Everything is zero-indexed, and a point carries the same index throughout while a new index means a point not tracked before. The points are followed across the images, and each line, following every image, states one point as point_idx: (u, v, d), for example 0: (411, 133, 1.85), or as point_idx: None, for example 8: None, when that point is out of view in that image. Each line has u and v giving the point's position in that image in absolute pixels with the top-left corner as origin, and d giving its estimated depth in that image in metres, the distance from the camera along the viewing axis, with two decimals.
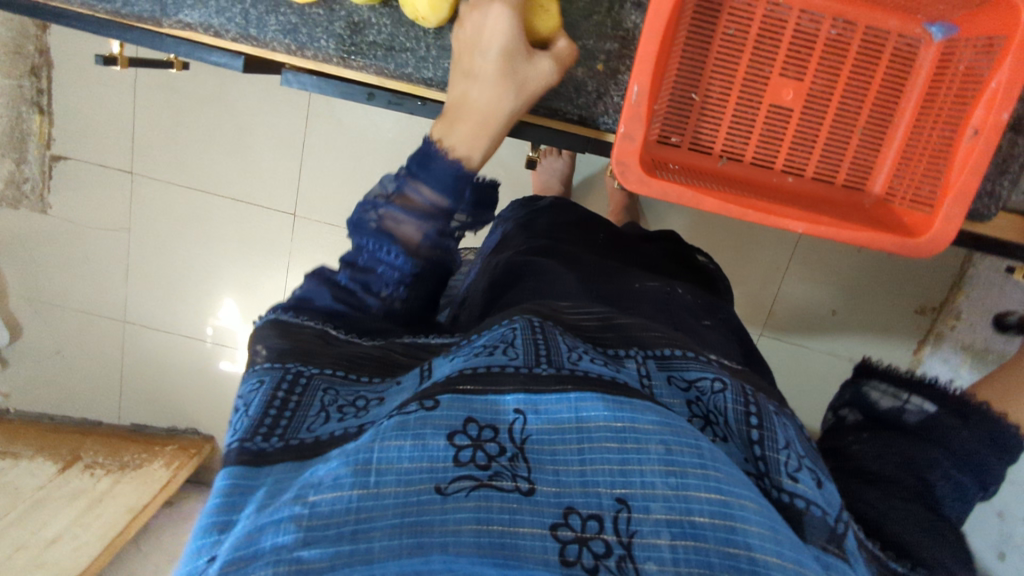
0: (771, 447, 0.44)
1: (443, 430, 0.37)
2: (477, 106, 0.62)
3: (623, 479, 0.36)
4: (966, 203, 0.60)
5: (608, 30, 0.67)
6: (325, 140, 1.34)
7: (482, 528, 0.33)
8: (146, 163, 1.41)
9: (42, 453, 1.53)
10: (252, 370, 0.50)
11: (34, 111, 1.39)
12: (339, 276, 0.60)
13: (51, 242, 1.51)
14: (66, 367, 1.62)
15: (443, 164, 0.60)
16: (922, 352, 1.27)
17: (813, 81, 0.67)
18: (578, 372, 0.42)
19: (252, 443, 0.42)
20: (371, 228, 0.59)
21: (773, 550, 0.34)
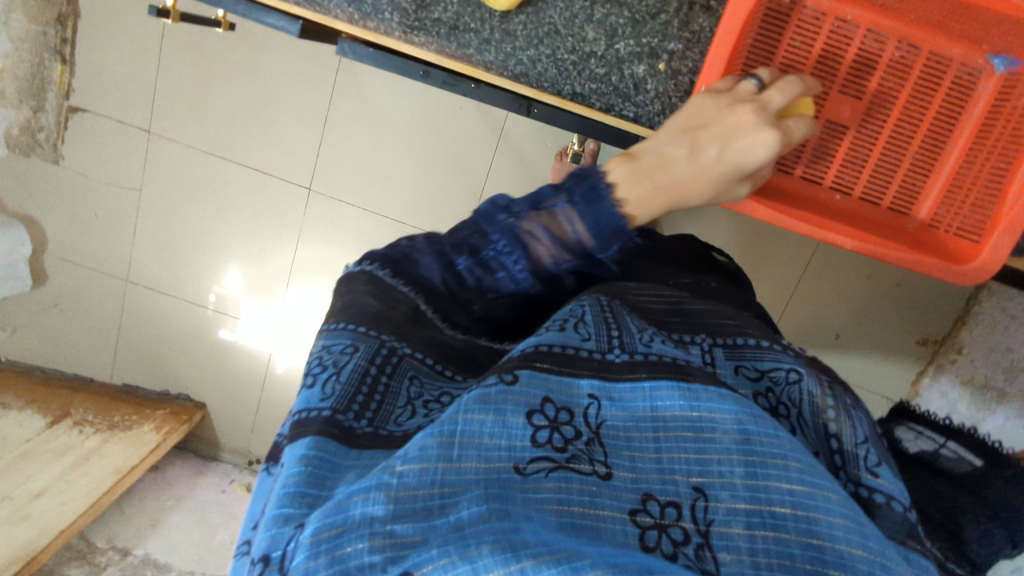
0: (849, 442, 0.44)
1: (522, 408, 0.38)
2: (673, 182, 0.58)
3: (699, 468, 0.37)
4: (1016, 235, 0.61)
5: (674, 30, 0.67)
6: (349, 119, 1.32)
7: (563, 508, 0.34)
8: (166, 123, 1.39)
9: (31, 405, 1.52)
10: (343, 327, 0.50)
11: (56, 60, 1.37)
12: (453, 257, 0.55)
13: (59, 194, 1.49)
14: (64, 321, 1.60)
15: (608, 212, 0.56)
16: (920, 385, 1.28)
17: (871, 101, 0.68)
18: (651, 356, 0.43)
19: (343, 417, 0.43)
20: (509, 229, 0.55)
21: (857, 541, 0.34)
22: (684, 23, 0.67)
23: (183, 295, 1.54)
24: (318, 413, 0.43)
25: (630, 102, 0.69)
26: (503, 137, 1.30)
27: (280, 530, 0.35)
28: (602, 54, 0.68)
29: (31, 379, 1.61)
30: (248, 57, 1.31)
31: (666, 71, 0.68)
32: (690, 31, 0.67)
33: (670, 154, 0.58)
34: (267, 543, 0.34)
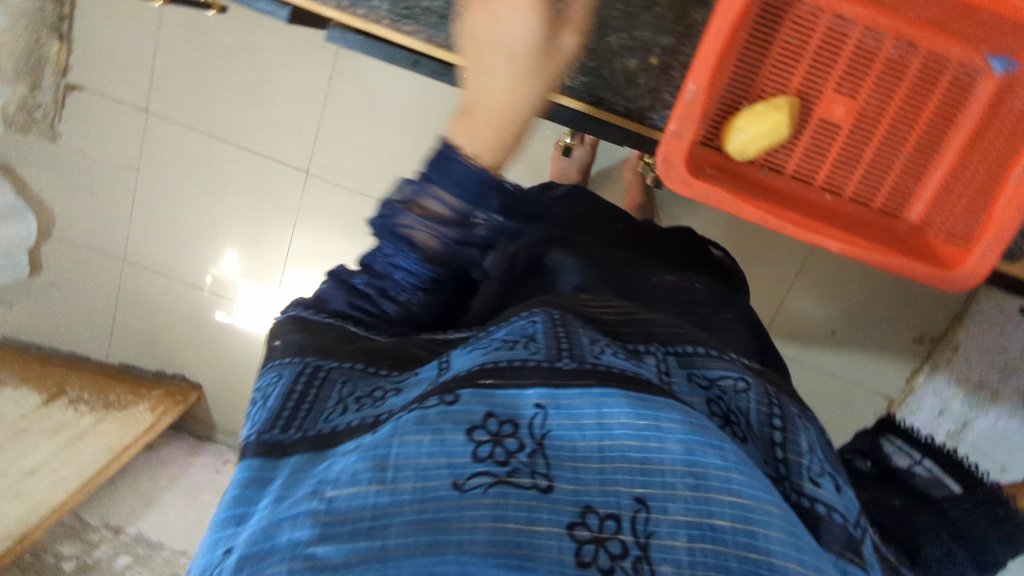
0: (793, 450, 0.45)
1: (462, 426, 0.40)
2: (497, 102, 0.58)
3: (642, 479, 0.39)
4: (1005, 241, 0.61)
5: (667, 24, 0.67)
6: (348, 103, 1.31)
7: (498, 525, 0.36)
8: (164, 104, 1.38)
9: (26, 382, 1.56)
10: (272, 365, 0.54)
11: (54, 38, 1.34)
12: (357, 280, 0.61)
13: (57, 172, 1.49)
14: (59, 300, 1.61)
15: (462, 167, 0.55)
16: (915, 379, 1.26)
17: (866, 100, 0.67)
18: (601, 366, 0.46)
19: (270, 435, 0.46)
20: (386, 231, 0.56)
21: (792, 556, 0.37)
22: (677, 18, 0.66)
23: (180, 277, 1.53)
24: (248, 440, 0.47)
25: (621, 96, 0.69)
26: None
27: (212, 554, 0.39)
28: (593, 48, 0.67)
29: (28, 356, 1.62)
30: (244, 39, 1.29)
31: (657, 66, 0.67)
32: (683, 26, 0.66)
33: (480, 91, 0.58)
34: (205, 563, 0.38)
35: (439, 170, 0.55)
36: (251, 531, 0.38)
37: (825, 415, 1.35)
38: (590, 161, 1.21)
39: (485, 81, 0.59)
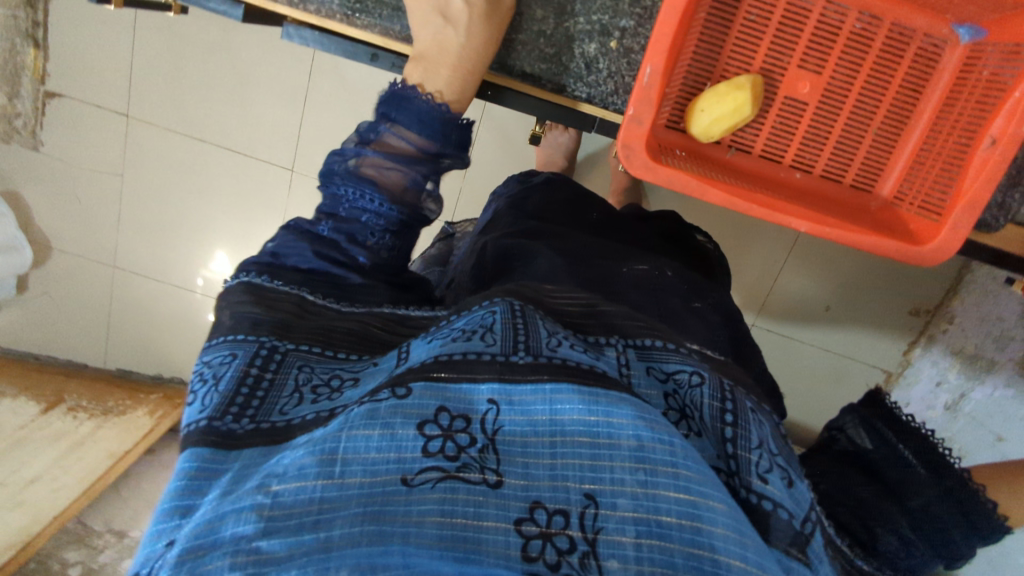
0: (743, 446, 0.44)
1: (413, 420, 0.40)
2: (455, 48, 0.63)
3: (592, 475, 0.39)
4: (976, 213, 0.59)
5: (624, 5, 0.65)
6: (328, 97, 1.30)
7: (445, 520, 0.36)
8: (143, 107, 1.37)
9: (25, 393, 1.50)
10: (222, 339, 0.51)
11: (29, 44, 1.32)
12: (320, 229, 0.61)
13: (41, 181, 1.47)
14: (51, 309, 1.61)
15: (420, 104, 0.62)
16: (912, 353, 1.26)
17: (832, 75, 0.66)
18: (555, 359, 0.45)
19: (221, 423, 0.44)
20: (350, 174, 0.60)
21: (737, 552, 0.36)
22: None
23: (172, 280, 1.53)
24: (195, 425, 0.44)
25: (582, 82, 0.68)
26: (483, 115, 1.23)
27: (153, 546, 0.37)
28: (550, 34, 0.66)
29: (25, 364, 1.60)
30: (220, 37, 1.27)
31: (617, 49, 0.66)
32: (641, 7, 0.65)
33: (437, 39, 0.64)
34: (145, 556, 0.37)
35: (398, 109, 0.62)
36: (193, 524, 0.36)
37: (821, 391, 1.35)
38: (575, 147, 1.19)
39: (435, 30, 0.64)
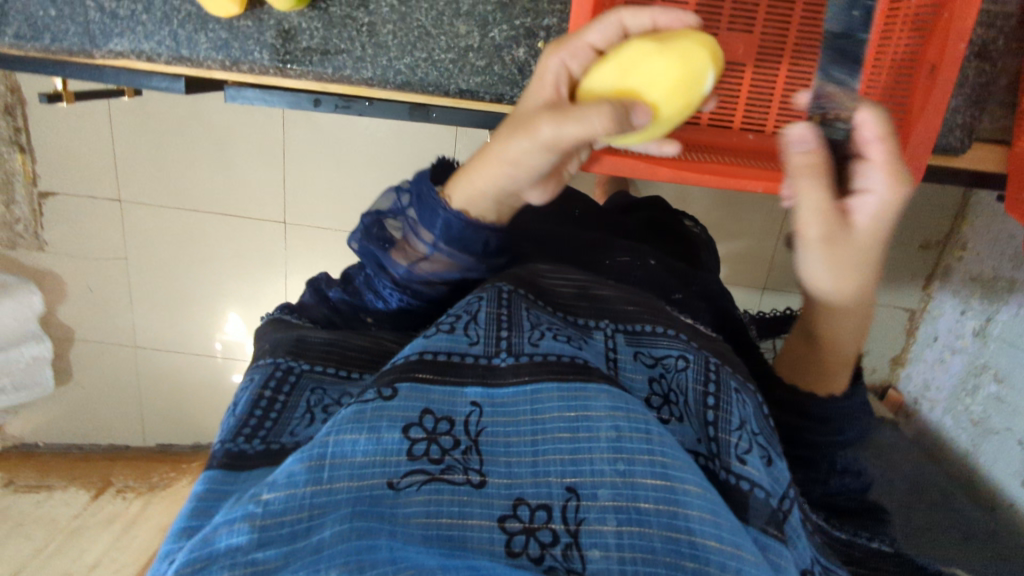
0: (724, 429, 0.44)
1: (398, 423, 0.39)
2: (494, 183, 0.57)
3: (573, 468, 0.38)
4: (930, 139, 0.61)
5: (545, 5, 0.68)
6: (305, 145, 1.29)
7: (430, 521, 0.35)
8: (133, 191, 1.39)
9: (75, 482, 1.47)
10: (253, 368, 0.54)
11: (15, 150, 1.35)
12: (333, 292, 0.67)
13: (50, 279, 1.49)
14: (83, 397, 1.63)
15: (435, 205, 0.60)
16: (931, 287, 1.23)
17: (764, 33, 0.68)
18: (536, 357, 0.45)
19: (235, 445, 0.44)
20: (368, 256, 0.63)
21: (711, 532, 0.36)
22: None
23: (192, 351, 1.56)
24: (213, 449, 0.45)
25: (518, 87, 0.69)
26: (460, 131, 1.28)
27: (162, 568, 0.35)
28: (479, 46, 0.68)
29: (67, 459, 1.56)
30: (189, 107, 1.27)
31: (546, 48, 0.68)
32: (561, 4, 0.68)
33: (491, 160, 0.56)
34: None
35: (422, 213, 0.61)
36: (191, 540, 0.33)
37: None
38: None
39: (491, 166, 0.56)
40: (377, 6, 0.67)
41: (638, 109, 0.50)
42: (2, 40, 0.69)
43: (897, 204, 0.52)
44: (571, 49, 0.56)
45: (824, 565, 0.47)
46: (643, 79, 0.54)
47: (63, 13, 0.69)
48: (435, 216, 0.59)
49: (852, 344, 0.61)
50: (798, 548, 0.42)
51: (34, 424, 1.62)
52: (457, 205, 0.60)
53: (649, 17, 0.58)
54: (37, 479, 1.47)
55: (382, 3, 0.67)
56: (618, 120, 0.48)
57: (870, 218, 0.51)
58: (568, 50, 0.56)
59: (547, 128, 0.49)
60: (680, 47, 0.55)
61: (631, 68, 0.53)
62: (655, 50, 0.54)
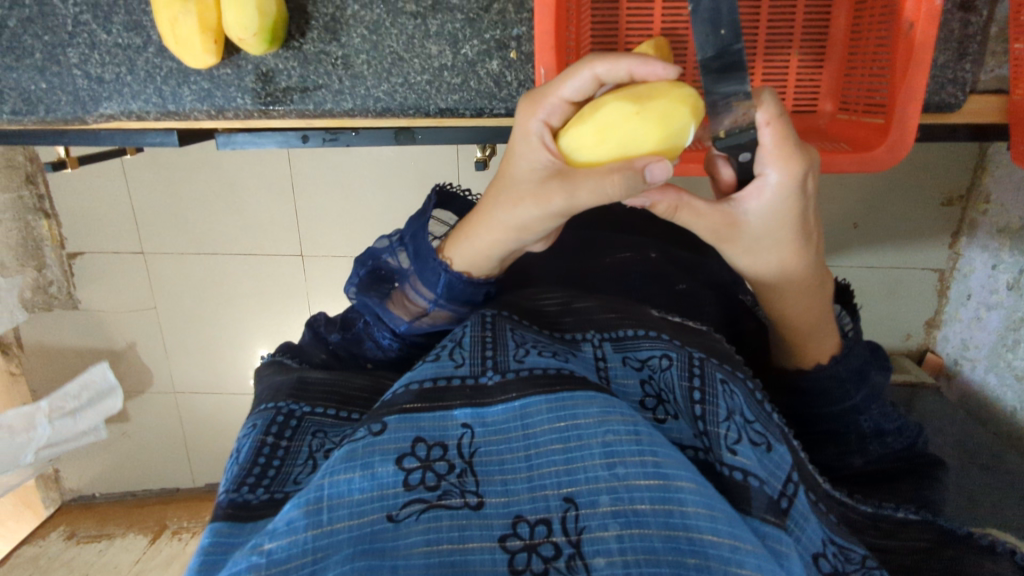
0: (713, 421, 0.43)
1: (391, 455, 0.40)
2: (498, 244, 0.58)
3: (568, 478, 0.38)
4: (918, 101, 0.60)
5: (512, 15, 0.69)
6: (312, 178, 1.29)
7: (431, 548, 0.35)
8: (154, 241, 1.39)
9: (132, 527, 1.51)
10: (255, 412, 0.56)
11: (41, 217, 1.39)
12: (331, 338, 0.68)
13: (84, 336, 1.50)
14: (135, 448, 1.61)
15: (435, 263, 0.63)
16: (958, 245, 1.18)
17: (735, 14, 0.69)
18: (522, 372, 0.46)
19: (239, 495, 0.45)
20: (368, 308, 0.65)
21: (708, 527, 0.36)
22: (519, 5, 0.69)
23: (230, 389, 1.52)
24: (218, 499, 0.45)
25: (497, 100, 0.71)
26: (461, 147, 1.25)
27: None
28: (453, 65, 0.71)
29: (124, 505, 1.59)
30: (199, 153, 1.29)
31: (519, 57, 0.70)
32: (528, 11, 0.69)
33: (494, 226, 0.57)
34: None
35: (423, 271, 0.64)
36: None
37: (876, 308, 1.27)
38: None
39: (496, 228, 0.57)
40: (349, 38, 0.70)
41: (654, 163, 0.46)
42: (2, 117, 0.74)
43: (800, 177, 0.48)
44: (546, 106, 0.53)
45: (838, 543, 0.47)
46: (620, 142, 0.49)
47: (52, 85, 0.73)
48: (438, 276, 0.63)
49: (818, 313, 0.58)
50: (806, 534, 0.43)
51: (90, 477, 1.62)
52: (458, 266, 0.62)
53: (626, 68, 0.52)
54: (97, 529, 1.51)
55: (353, 35, 0.70)
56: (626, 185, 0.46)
57: (766, 207, 0.49)
58: (542, 108, 0.53)
59: (558, 197, 0.50)
60: (662, 104, 0.49)
61: (611, 129, 0.49)
62: (634, 111, 0.49)
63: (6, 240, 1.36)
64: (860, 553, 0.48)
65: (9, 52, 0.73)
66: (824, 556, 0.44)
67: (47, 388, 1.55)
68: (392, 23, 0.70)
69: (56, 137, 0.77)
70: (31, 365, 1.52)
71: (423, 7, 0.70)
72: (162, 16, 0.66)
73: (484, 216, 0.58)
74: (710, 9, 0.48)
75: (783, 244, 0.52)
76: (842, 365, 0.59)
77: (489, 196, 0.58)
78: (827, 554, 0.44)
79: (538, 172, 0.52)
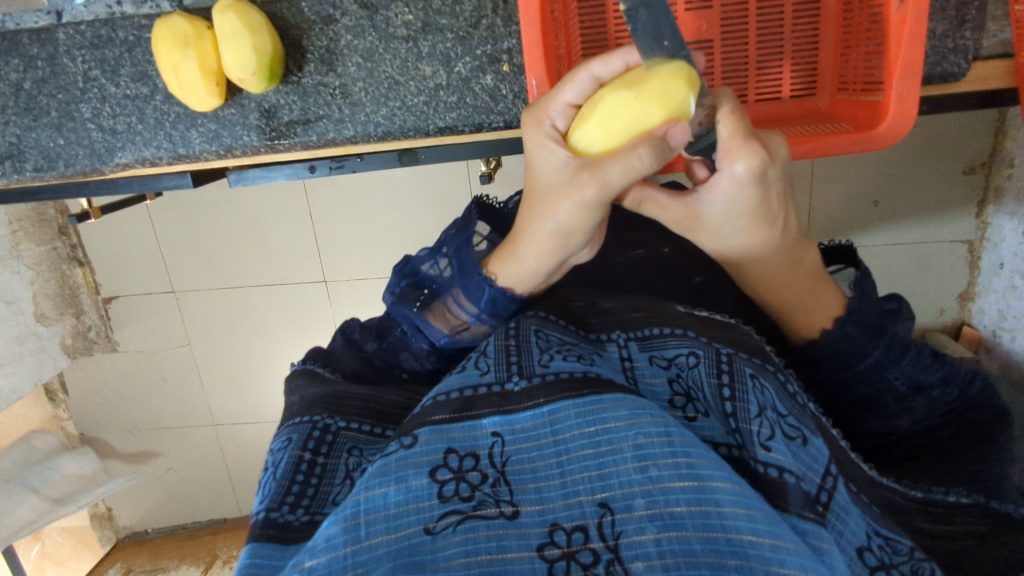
0: (745, 418, 0.42)
1: (424, 469, 0.39)
2: (541, 254, 0.57)
3: (602, 483, 0.37)
4: (916, 74, 0.60)
5: (502, 28, 0.70)
6: (329, 206, 1.32)
7: (471, 559, 0.34)
8: (182, 279, 1.43)
9: (184, 561, 1.53)
10: (288, 423, 0.53)
11: (75, 265, 1.45)
12: (369, 346, 0.69)
13: (125, 377, 1.55)
14: (180, 482, 1.62)
15: (477, 280, 0.61)
16: (985, 214, 1.15)
17: (722, 6, 0.69)
18: (548, 378, 0.44)
19: (279, 514, 0.45)
20: (407, 318, 0.65)
21: (746, 526, 0.35)
22: (508, 17, 0.70)
23: (266, 418, 1.53)
24: (257, 517, 0.45)
25: (494, 113, 0.72)
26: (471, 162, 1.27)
27: None
28: (447, 84, 0.72)
29: (176, 539, 1.62)
30: (218, 191, 1.32)
31: (512, 69, 0.71)
32: (516, 23, 0.70)
33: (535, 238, 0.56)
34: None
35: (466, 286, 0.62)
36: None
37: (906, 285, 1.23)
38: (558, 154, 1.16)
39: (541, 237, 0.56)
40: (345, 67, 0.72)
41: (672, 128, 0.47)
42: (26, 175, 0.77)
43: (749, 173, 0.48)
44: (549, 113, 0.53)
45: (884, 535, 0.44)
46: (629, 127, 0.49)
47: (69, 140, 0.76)
48: (482, 293, 0.61)
49: (793, 292, 0.58)
50: (849, 527, 0.42)
51: (140, 515, 1.66)
52: (502, 281, 0.61)
53: (620, 60, 0.53)
54: (152, 564, 1.54)
55: (349, 63, 0.72)
56: (659, 151, 0.47)
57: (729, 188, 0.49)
58: (546, 116, 0.53)
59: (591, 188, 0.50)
60: (658, 82, 0.48)
61: (611, 121, 0.49)
62: (632, 95, 0.49)
63: (44, 290, 1.41)
64: (907, 545, 0.45)
65: (27, 113, 0.76)
66: (869, 548, 0.42)
67: (95, 430, 1.60)
68: (385, 49, 0.71)
69: (78, 189, 0.81)
70: (78, 408, 1.58)
71: (414, 30, 0.71)
72: (165, 64, 0.68)
73: (521, 232, 0.58)
74: (651, 26, 0.49)
75: (746, 229, 0.53)
76: (851, 323, 0.56)
77: (521, 213, 0.57)
78: (873, 547, 0.43)
79: (563, 172, 0.51)
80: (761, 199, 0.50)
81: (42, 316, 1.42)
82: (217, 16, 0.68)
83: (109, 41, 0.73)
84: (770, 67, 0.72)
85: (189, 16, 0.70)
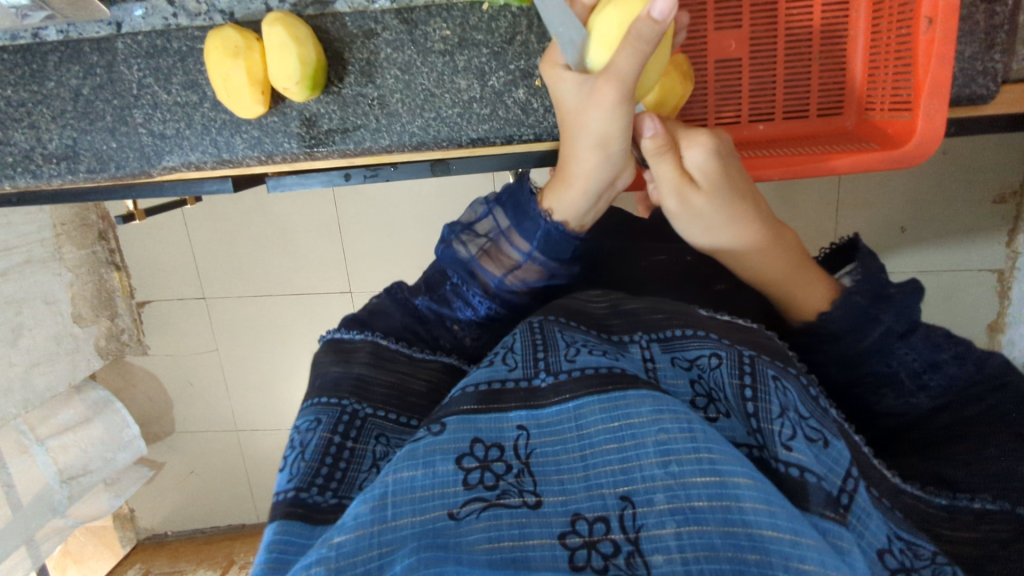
0: (766, 417, 0.43)
1: (451, 455, 0.40)
2: (588, 164, 0.60)
3: (624, 477, 0.38)
4: (943, 95, 0.61)
5: (535, 44, 0.73)
6: (358, 219, 1.35)
7: (493, 546, 0.35)
8: (213, 284, 1.46)
9: (202, 565, 1.52)
10: (314, 402, 0.53)
11: (113, 269, 1.51)
12: (417, 302, 0.61)
13: (156, 380, 1.59)
14: (201, 485, 1.64)
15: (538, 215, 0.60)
16: (1016, 242, 1.14)
17: (751, 27, 0.72)
18: (574, 373, 0.46)
19: (308, 495, 0.45)
20: (460, 263, 0.60)
21: (767, 521, 0.35)
22: (541, 34, 0.72)
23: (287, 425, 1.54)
24: (282, 495, 0.46)
25: (524, 126, 0.75)
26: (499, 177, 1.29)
27: None
28: (481, 96, 0.75)
29: (195, 542, 1.63)
30: (253, 201, 1.37)
31: (543, 85, 0.73)
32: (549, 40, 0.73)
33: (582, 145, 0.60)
34: None
35: (519, 225, 0.60)
36: None
37: (932, 312, 1.22)
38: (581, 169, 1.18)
39: (584, 154, 0.60)
40: (383, 79, 0.75)
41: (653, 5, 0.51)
42: (78, 177, 0.81)
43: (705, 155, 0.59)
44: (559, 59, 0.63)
45: (906, 539, 0.44)
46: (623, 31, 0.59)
47: (121, 143, 0.80)
48: (537, 228, 0.59)
49: (784, 271, 0.61)
50: (870, 529, 0.42)
51: (161, 516, 1.68)
52: (558, 216, 0.60)
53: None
54: (170, 566, 1.54)
55: (387, 76, 0.75)
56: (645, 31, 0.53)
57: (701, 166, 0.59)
58: (559, 58, 0.63)
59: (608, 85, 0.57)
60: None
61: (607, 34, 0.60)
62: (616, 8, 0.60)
63: (82, 293, 1.47)
64: (930, 549, 0.45)
65: (83, 117, 0.80)
66: (890, 551, 0.42)
67: None
68: (423, 62, 0.74)
69: (126, 191, 0.85)
70: None
71: (451, 45, 0.74)
72: (215, 73, 0.72)
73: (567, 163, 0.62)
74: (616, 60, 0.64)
75: (721, 207, 0.60)
76: (857, 294, 0.57)
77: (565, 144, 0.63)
78: (894, 550, 0.42)
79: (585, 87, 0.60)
80: (724, 175, 0.60)
81: (78, 317, 1.47)
82: (266, 28, 0.72)
83: (164, 51, 0.77)
84: (799, 86, 0.74)
85: (240, 28, 0.74)
